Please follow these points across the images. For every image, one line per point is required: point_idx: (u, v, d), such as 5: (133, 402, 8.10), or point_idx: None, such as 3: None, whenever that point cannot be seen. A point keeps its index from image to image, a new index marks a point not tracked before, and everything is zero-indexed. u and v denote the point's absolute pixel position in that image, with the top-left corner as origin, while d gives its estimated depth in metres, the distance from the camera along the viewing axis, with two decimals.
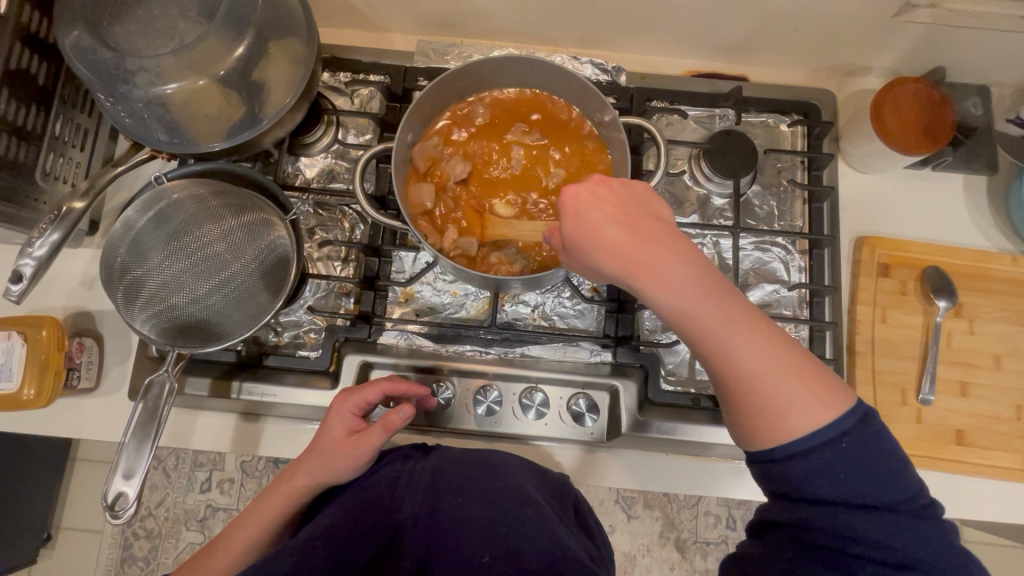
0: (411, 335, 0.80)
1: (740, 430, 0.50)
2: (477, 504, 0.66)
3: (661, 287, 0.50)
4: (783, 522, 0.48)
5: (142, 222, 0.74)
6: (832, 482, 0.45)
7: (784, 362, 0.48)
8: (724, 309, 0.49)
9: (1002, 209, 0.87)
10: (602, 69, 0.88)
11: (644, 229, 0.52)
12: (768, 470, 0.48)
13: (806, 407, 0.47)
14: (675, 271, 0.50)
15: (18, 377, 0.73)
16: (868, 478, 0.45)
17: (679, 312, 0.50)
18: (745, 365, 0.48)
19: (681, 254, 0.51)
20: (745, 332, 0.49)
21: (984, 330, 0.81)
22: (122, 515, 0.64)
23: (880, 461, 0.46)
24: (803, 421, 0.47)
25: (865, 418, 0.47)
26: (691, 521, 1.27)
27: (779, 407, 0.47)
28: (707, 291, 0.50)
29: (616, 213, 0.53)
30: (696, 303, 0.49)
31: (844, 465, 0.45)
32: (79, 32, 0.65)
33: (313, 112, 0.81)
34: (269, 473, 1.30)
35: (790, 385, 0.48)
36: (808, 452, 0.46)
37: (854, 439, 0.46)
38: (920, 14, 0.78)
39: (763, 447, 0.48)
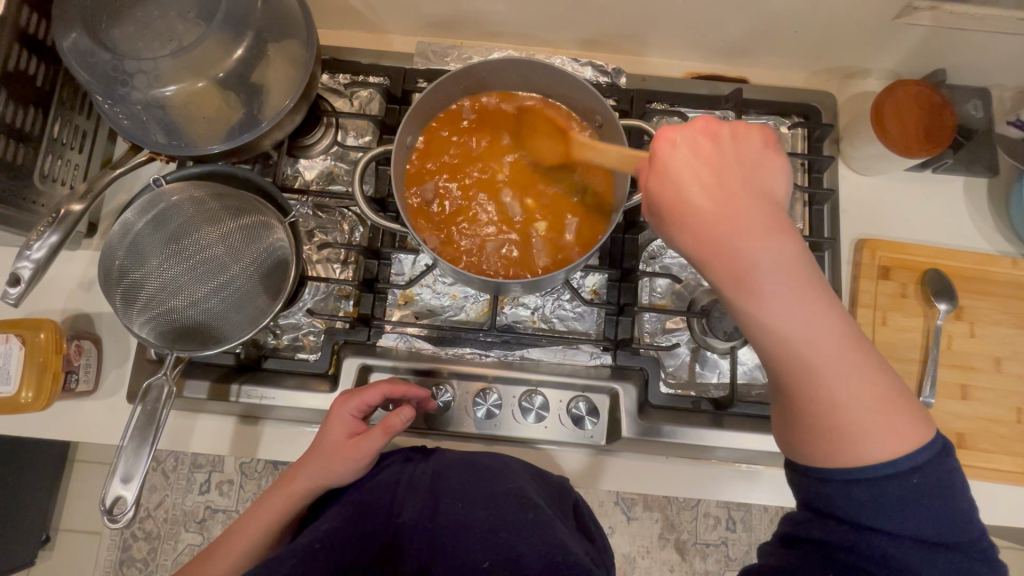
0: (410, 337, 0.79)
1: (800, 443, 0.47)
2: (478, 509, 0.65)
3: (755, 285, 0.46)
4: (820, 541, 0.46)
5: (141, 224, 0.74)
6: (895, 516, 0.43)
7: (871, 383, 0.45)
8: (820, 320, 0.45)
9: (1002, 211, 0.86)
10: (602, 71, 0.87)
11: (749, 220, 0.47)
12: (821, 492, 0.46)
13: (882, 436, 0.44)
14: (775, 271, 0.46)
15: (17, 380, 0.73)
16: (934, 517, 0.43)
17: (772, 315, 0.45)
18: (831, 377, 0.45)
19: (785, 244, 0.46)
20: (840, 347, 0.45)
21: (984, 333, 0.81)
22: (120, 519, 0.64)
23: (949, 501, 0.44)
24: (877, 451, 0.44)
25: (941, 454, 0.44)
26: (690, 523, 1.27)
27: (857, 432, 0.44)
28: (806, 292, 0.45)
29: (717, 200, 0.48)
30: (793, 308, 0.45)
31: (912, 501, 0.43)
32: (78, 34, 0.65)
33: (312, 114, 0.81)
34: (268, 475, 1.30)
35: (873, 409, 0.45)
36: (873, 483, 0.44)
37: (929, 475, 0.44)
38: (921, 17, 0.78)
39: (823, 466, 0.46)
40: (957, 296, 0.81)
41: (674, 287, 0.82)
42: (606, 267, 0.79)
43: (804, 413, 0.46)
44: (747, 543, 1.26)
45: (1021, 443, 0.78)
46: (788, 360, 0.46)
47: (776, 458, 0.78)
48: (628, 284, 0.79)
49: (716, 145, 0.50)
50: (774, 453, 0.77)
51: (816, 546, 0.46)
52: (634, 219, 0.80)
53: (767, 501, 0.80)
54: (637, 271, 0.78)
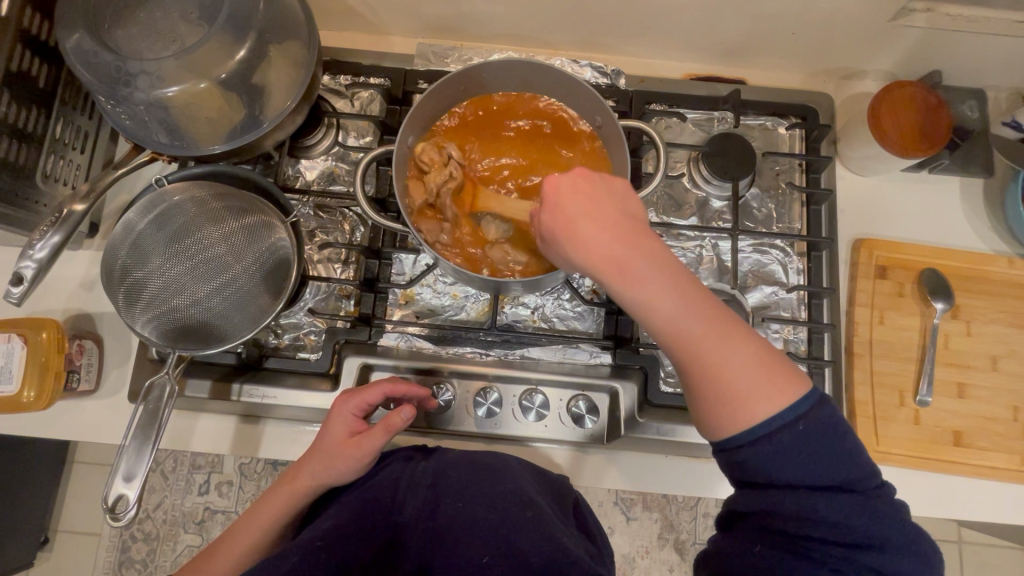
0: (411, 337, 0.80)
1: (704, 420, 0.51)
2: (478, 507, 0.66)
3: (633, 278, 0.52)
4: (753, 514, 0.49)
5: (143, 224, 0.74)
6: (795, 466, 0.47)
7: (743, 350, 0.51)
8: (692, 301, 0.52)
9: (999, 211, 0.87)
10: (602, 73, 0.88)
11: (623, 226, 0.54)
12: (736, 460, 0.49)
13: (764, 395, 0.49)
14: (648, 267, 0.53)
15: (18, 379, 0.73)
16: (827, 461, 0.47)
17: (649, 302, 0.52)
18: (707, 350, 0.50)
19: (649, 248, 0.54)
20: (710, 323, 0.51)
21: (981, 332, 0.81)
22: (123, 517, 0.64)
23: (836, 443, 0.48)
24: (763, 410, 0.48)
25: (821, 402, 0.49)
26: (689, 523, 1.27)
27: (740, 395, 0.49)
28: (673, 281, 0.52)
29: (592, 210, 0.54)
30: (667, 295, 0.52)
31: (802, 448, 0.47)
32: (80, 35, 0.66)
33: (313, 115, 0.82)
34: (267, 476, 1.30)
35: (748, 371, 0.50)
36: (769, 437, 0.48)
37: (815, 421, 0.48)
38: (917, 18, 0.79)
39: (727, 437, 0.49)
40: (955, 295, 0.81)
41: None
42: None
43: (699, 390, 0.51)
44: None
45: (1018, 440, 0.78)
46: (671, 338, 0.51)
47: None
48: None
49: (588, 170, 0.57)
50: None
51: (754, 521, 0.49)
52: None
53: None
54: None
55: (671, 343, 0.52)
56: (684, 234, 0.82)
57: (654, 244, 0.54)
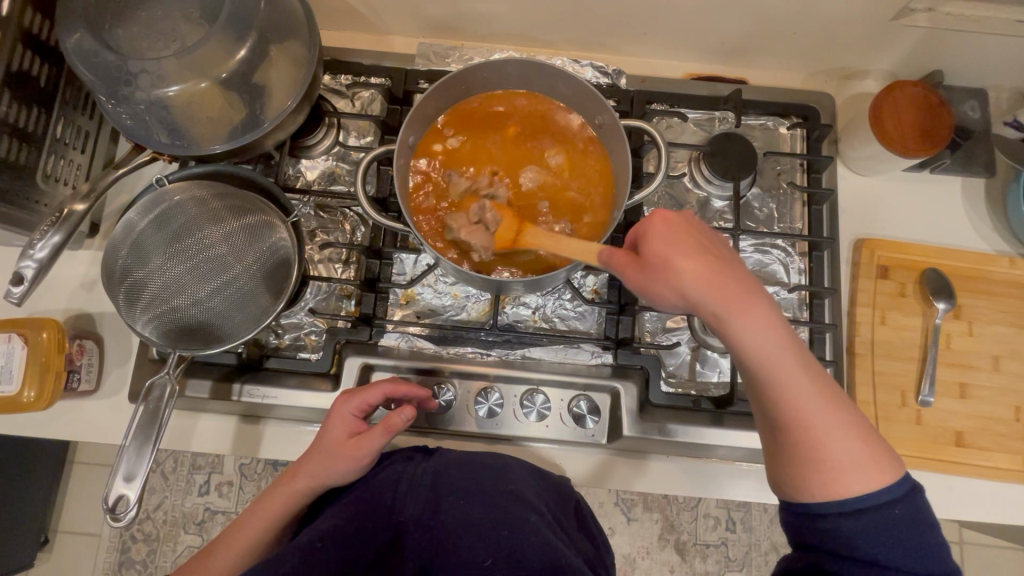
0: (412, 337, 0.80)
1: (789, 478, 0.51)
2: (480, 507, 0.65)
3: (745, 328, 0.52)
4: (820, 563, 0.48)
5: (144, 223, 0.74)
6: (882, 545, 0.46)
7: (845, 423, 0.50)
8: (800, 363, 0.51)
9: (1001, 211, 0.87)
10: (603, 72, 0.88)
11: (738, 275, 0.55)
12: (816, 528, 0.49)
13: (862, 472, 0.48)
14: (762, 318, 0.52)
15: (18, 379, 0.73)
16: (916, 549, 0.46)
17: (761, 354, 0.51)
18: (809, 416, 0.50)
19: (763, 303, 0.53)
20: (817, 390, 0.51)
21: (982, 332, 0.81)
22: (122, 518, 0.64)
23: (929, 536, 0.46)
24: (857, 484, 0.48)
25: (917, 489, 0.48)
26: (691, 524, 1.27)
27: (836, 468, 0.48)
28: (785, 339, 0.52)
29: (704, 257, 0.55)
30: (778, 349, 0.51)
31: (893, 533, 0.46)
32: (81, 34, 0.66)
33: (314, 114, 0.82)
34: (268, 476, 1.30)
35: (848, 445, 0.49)
36: (859, 514, 0.47)
37: (908, 507, 0.47)
38: (918, 18, 0.79)
39: (811, 502, 0.49)
40: (956, 295, 0.81)
41: None
42: None
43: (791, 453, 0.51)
44: (747, 543, 1.26)
45: (1020, 441, 0.78)
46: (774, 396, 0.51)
47: None
48: None
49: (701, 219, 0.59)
50: None
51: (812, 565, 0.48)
52: (633, 219, 0.81)
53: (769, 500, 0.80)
54: None
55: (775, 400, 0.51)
56: None
57: (767, 301, 0.54)
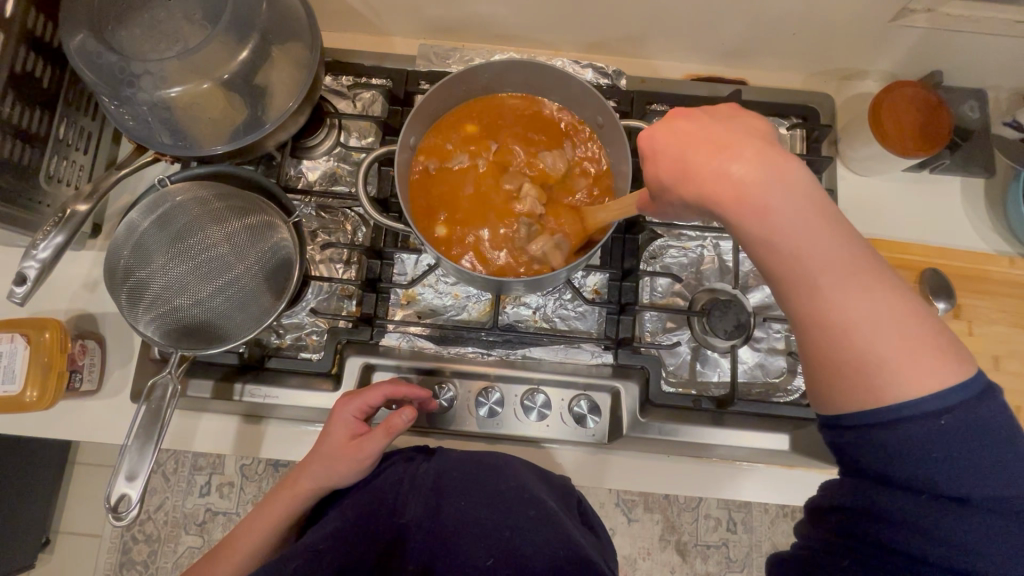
0: (412, 337, 0.80)
1: (823, 386, 0.45)
2: (482, 508, 0.66)
3: (757, 208, 0.46)
4: (850, 512, 0.45)
5: (146, 224, 0.74)
6: (924, 463, 0.41)
7: (888, 308, 0.43)
8: (829, 243, 0.45)
9: (1000, 211, 0.87)
10: (603, 74, 0.88)
11: (748, 150, 0.47)
12: (850, 443, 0.44)
13: (905, 369, 0.42)
14: (787, 199, 0.45)
15: (21, 379, 0.73)
16: (968, 464, 0.40)
17: (793, 240, 0.45)
18: (842, 305, 0.43)
19: (787, 176, 0.46)
20: (847, 271, 0.44)
21: (983, 332, 0.81)
22: (125, 517, 0.64)
23: (990, 445, 0.40)
24: (901, 383, 0.41)
25: (980, 396, 0.41)
26: (691, 524, 1.27)
27: (877, 362, 0.42)
28: (811, 217, 0.45)
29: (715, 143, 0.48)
30: (808, 233, 0.45)
31: (942, 446, 0.40)
32: (84, 36, 0.66)
33: (316, 115, 0.82)
34: (268, 477, 1.30)
35: (891, 335, 0.42)
36: (900, 425, 0.41)
37: (962, 418, 0.40)
38: (918, 19, 0.79)
39: (841, 412, 0.44)
40: (957, 295, 0.81)
41: (675, 287, 0.82)
42: (608, 267, 0.80)
43: (823, 353, 0.44)
44: (748, 544, 1.26)
45: None
46: (797, 283, 0.45)
47: (776, 456, 0.79)
48: (630, 283, 0.80)
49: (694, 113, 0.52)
50: (780, 451, 0.77)
51: (841, 520, 0.45)
52: (634, 219, 0.81)
53: (770, 499, 0.80)
54: (638, 271, 0.78)
55: (796, 287, 0.45)
56: (685, 235, 0.83)
57: (790, 172, 0.46)
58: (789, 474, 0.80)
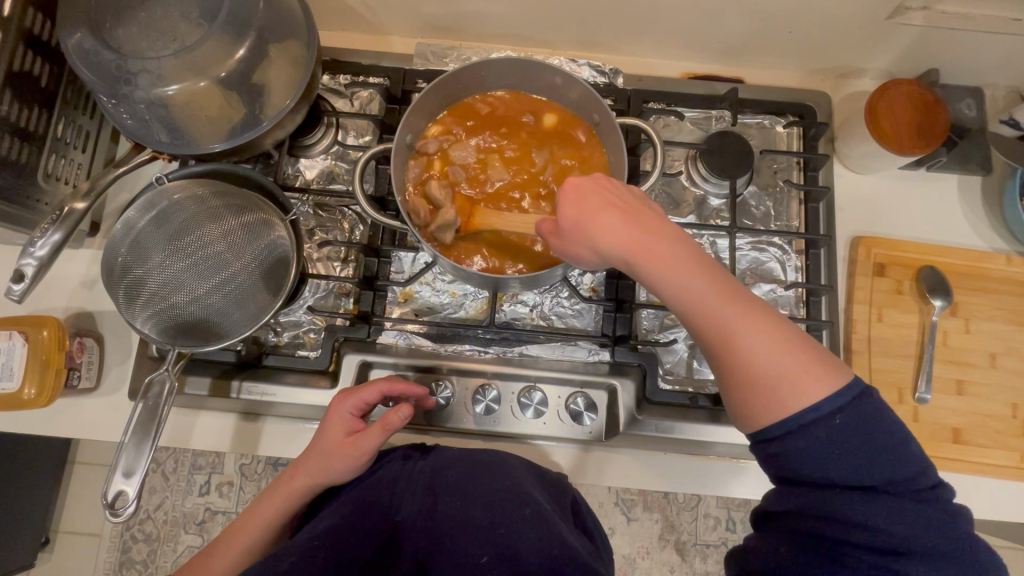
0: (410, 335, 0.80)
1: (739, 412, 0.50)
2: (476, 506, 0.66)
3: (655, 259, 0.53)
4: (782, 513, 0.47)
5: (143, 222, 0.74)
6: (824, 460, 0.45)
7: (775, 335, 0.49)
8: (721, 287, 0.52)
9: (997, 209, 0.87)
10: (600, 72, 0.88)
11: (645, 215, 0.56)
12: (770, 453, 0.47)
13: (800, 384, 0.47)
14: (675, 250, 0.53)
15: (19, 377, 0.74)
16: (861, 455, 0.45)
17: (689, 283, 0.52)
18: (737, 335, 0.49)
19: (674, 234, 0.55)
20: (737, 306, 0.51)
21: (979, 329, 0.81)
22: (122, 513, 0.64)
23: (878, 434, 0.45)
24: (799, 398, 0.46)
25: (862, 395, 0.46)
26: (690, 524, 1.27)
27: (776, 382, 0.47)
28: (700, 264, 0.53)
29: (618, 204, 0.56)
30: (698, 279, 0.52)
31: (838, 443, 0.45)
32: (82, 34, 0.66)
33: (313, 114, 0.82)
34: (268, 476, 1.31)
35: (782, 357, 0.48)
36: (804, 429, 0.46)
37: (851, 415, 0.45)
38: (914, 17, 0.79)
39: (763, 427, 0.48)
40: (953, 292, 0.81)
41: None
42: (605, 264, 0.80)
43: (733, 381, 0.50)
44: None
45: (1018, 437, 0.78)
46: (700, 322, 0.51)
47: None
48: (627, 280, 0.80)
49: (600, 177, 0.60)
50: None
51: (780, 520, 0.47)
52: None
53: None
54: None
55: (699, 325, 0.51)
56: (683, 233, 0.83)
57: (675, 230, 0.55)
58: None
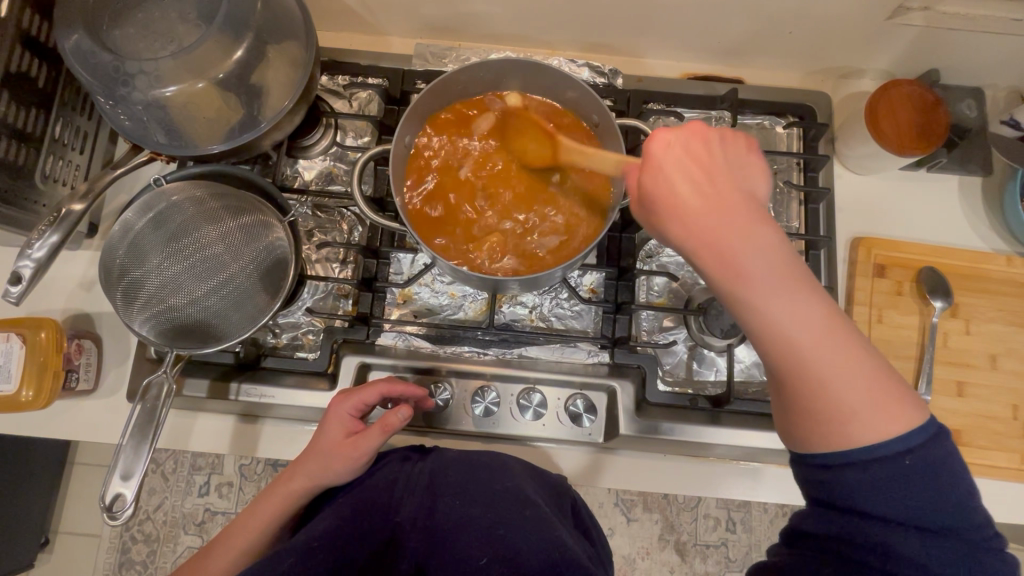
0: (409, 337, 0.80)
1: (794, 429, 0.47)
2: (476, 506, 0.65)
3: (738, 266, 0.47)
4: (822, 535, 0.46)
5: (142, 223, 0.74)
6: (887, 497, 0.43)
7: (856, 363, 0.45)
8: (807, 303, 0.46)
9: (997, 210, 0.87)
10: (599, 72, 0.88)
11: (731, 209, 0.48)
12: (820, 479, 0.46)
13: (872, 419, 0.44)
14: (762, 256, 0.47)
15: (16, 379, 0.74)
16: (927, 499, 0.43)
17: (773, 296, 0.46)
18: (815, 359, 0.45)
19: (765, 235, 0.47)
20: (821, 329, 0.45)
21: (980, 330, 0.81)
22: (119, 517, 0.64)
23: (947, 481, 0.43)
24: (868, 433, 0.44)
25: (937, 437, 0.44)
26: (690, 524, 1.27)
27: (846, 415, 0.44)
28: (788, 276, 0.46)
29: (701, 197, 0.49)
30: (784, 292, 0.46)
31: (905, 484, 0.43)
32: (79, 35, 0.66)
33: (312, 115, 0.82)
34: (267, 477, 1.31)
35: (859, 390, 0.44)
36: (867, 466, 0.44)
37: (923, 458, 0.43)
38: (914, 17, 0.79)
39: (815, 451, 0.46)
40: (953, 293, 0.81)
41: (672, 285, 0.82)
42: (604, 266, 0.80)
43: (796, 400, 0.46)
44: (747, 544, 1.26)
45: (1019, 439, 0.78)
46: (772, 340, 0.46)
47: (772, 455, 0.79)
48: (626, 281, 0.80)
49: (685, 152, 0.51)
50: (776, 450, 0.77)
51: (819, 541, 0.46)
52: (630, 218, 0.81)
53: (768, 499, 0.80)
54: (634, 270, 0.78)
55: (770, 343, 0.47)
56: None
57: (764, 231, 0.48)
58: (787, 473, 0.80)
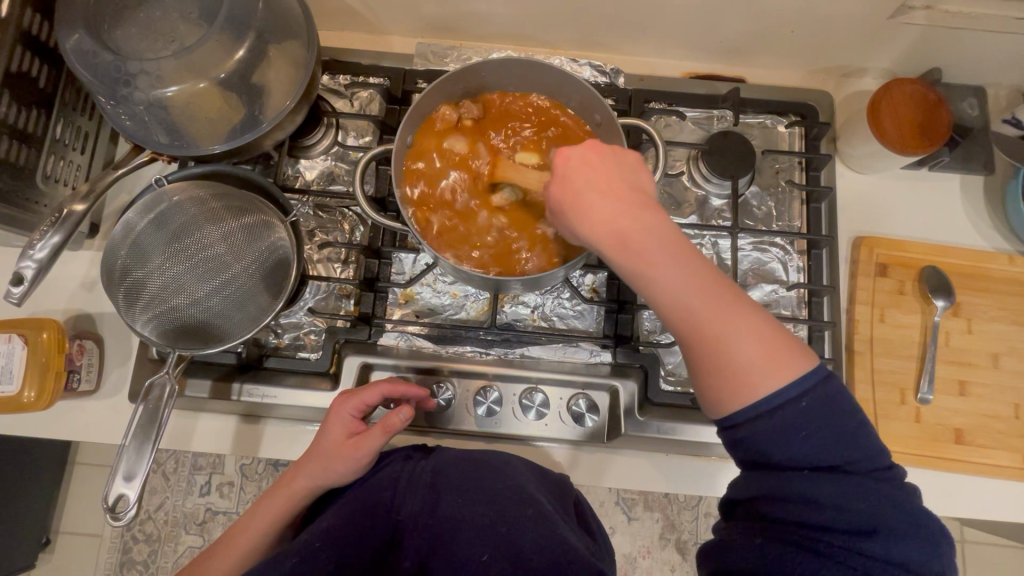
0: (410, 336, 0.80)
1: (707, 394, 0.50)
2: (477, 504, 0.65)
3: (634, 245, 0.52)
4: (752, 499, 0.49)
5: (143, 224, 0.74)
6: (794, 442, 0.46)
7: (746, 322, 0.50)
8: (696, 273, 0.51)
9: (999, 209, 0.87)
10: (601, 71, 0.88)
11: (626, 199, 0.54)
12: (737, 439, 0.49)
13: (767, 372, 0.48)
14: (653, 235, 0.52)
15: (19, 379, 0.74)
16: (825, 436, 0.46)
17: (665, 270, 0.51)
18: (707, 322, 0.50)
19: (656, 219, 0.53)
20: (711, 293, 0.51)
21: (982, 330, 0.81)
22: (122, 517, 0.64)
23: (841, 415, 0.47)
24: (767, 384, 0.48)
25: (826, 378, 0.48)
26: (691, 523, 1.27)
27: (744, 369, 0.48)
28: (677, 251, 0.52)
29: (602, 190, 0.54)
30: (675, 266, 0.51)
31: (806, 426, 0.46)
32: (80, 35, 0.66)
33: (313, 114, 0.82)
34: (268, 476, 1.30)
35: (750, 345, 0.49)
36: (771, 414, 0.47)
37: (817, 400, 0.47)
38: (917, 16, 0.79)
39: (731, 412, 0.49)
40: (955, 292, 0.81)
41: None
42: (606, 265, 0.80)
43: (702, 364, 0.50)
44: None
45: (1021, 438, 0.78)
46: (673, 308, 0.51)
47: None
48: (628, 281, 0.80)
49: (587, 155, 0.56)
50: None
51: (750, 507, 0.49)
52: None
53: None
54: None
55: (671, 312, 0.52)
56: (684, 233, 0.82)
57: (656, 215, 0.54)
58: None
